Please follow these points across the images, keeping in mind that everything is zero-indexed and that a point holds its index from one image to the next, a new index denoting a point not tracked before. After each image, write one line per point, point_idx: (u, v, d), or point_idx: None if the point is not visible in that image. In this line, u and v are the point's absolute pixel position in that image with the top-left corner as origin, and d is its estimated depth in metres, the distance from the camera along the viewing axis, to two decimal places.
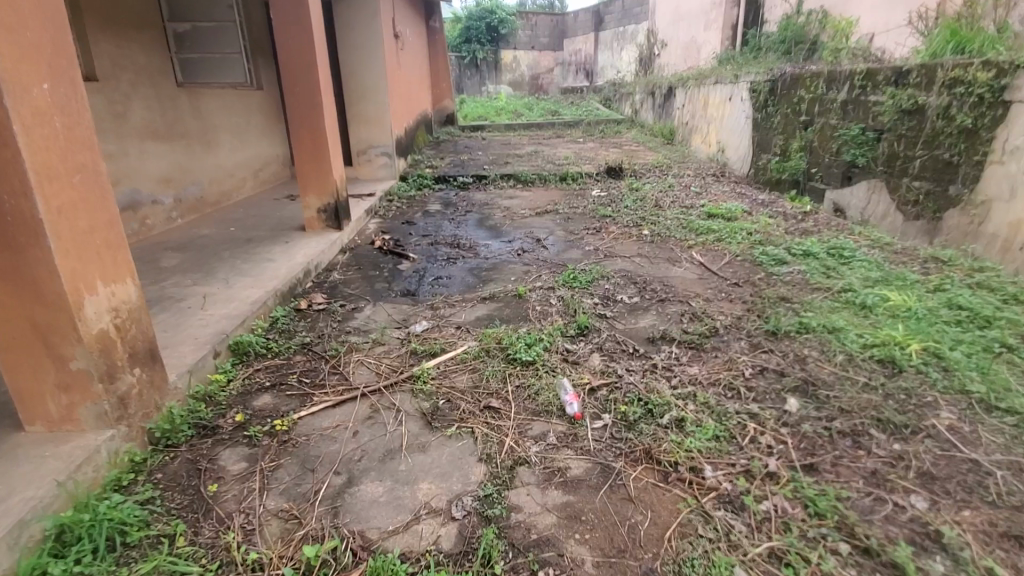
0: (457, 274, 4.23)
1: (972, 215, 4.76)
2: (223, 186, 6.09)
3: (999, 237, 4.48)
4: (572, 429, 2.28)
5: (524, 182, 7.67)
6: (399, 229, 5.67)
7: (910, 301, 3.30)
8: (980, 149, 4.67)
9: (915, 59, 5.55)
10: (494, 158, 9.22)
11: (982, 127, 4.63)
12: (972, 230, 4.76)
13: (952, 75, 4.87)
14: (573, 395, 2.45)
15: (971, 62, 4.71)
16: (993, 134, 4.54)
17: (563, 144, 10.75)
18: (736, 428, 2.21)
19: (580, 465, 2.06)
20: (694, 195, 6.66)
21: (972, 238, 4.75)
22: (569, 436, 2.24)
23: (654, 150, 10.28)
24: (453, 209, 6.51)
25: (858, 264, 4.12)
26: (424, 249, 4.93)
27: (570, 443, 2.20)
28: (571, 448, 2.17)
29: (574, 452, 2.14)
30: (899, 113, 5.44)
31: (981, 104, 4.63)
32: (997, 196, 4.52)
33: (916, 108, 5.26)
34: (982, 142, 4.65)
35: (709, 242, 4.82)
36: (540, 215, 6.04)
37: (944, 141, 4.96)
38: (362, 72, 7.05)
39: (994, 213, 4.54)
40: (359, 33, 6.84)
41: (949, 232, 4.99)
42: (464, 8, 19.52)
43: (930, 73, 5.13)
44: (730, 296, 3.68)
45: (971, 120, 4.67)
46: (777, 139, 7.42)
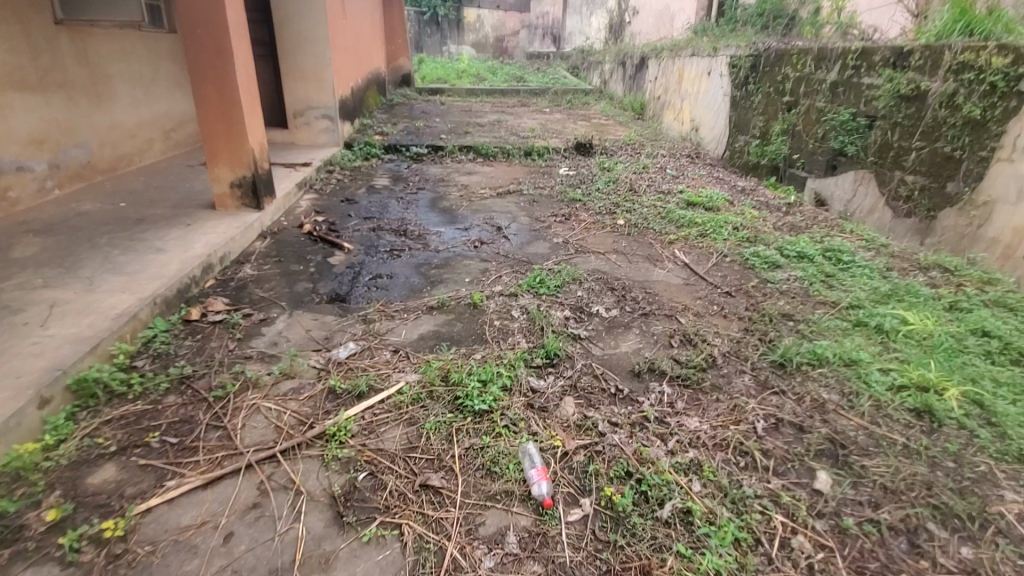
0: (400, 273, 3.49)
1: (971, 216, 4.33)
2: (122, 149, 5.04)
3: (1001, 242, 4.09)
4: (538, 525, 1.66)
5: (484, 156, 6.87)
6: (337, 209, 4.84)
7: (931, 326, 2.81)
8: (987, 144, 4.21)
9: (916, 38, 5.02)
10: (451, 126, 8.32)
11: (991, 120, 4.17)
12: (970, 233, 4.35)
13: (961, 58, 4.37)
14: (540, 470, 1.81)
15: (985, 45, 4.21)
16: (1003, 128, 4.08)
17: (527, 113, 9.91)
18: (758, 525, 1.65)
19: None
20: (670, 179, 6.05)
21: (969, 242, 4.35)
22: (535, 537, 1.62)
23: (624, 125, 9.60)
24: (403, 185, 5.68)
25: (859, 271, 3.63)
26: (364, 237, 4.15)
27: (536, 551, 1.58)
28: (538, 560, 1.55)
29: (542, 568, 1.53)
30: (895, 98, 4.96)
31: (992, 94, 4.17)
32: (1001, 196, 4.09)
33: (916, 94, 4.77)
34: (989, 137, 4.19)
35: (692, 237, 4.24)
36: (502, 196, 5.30)
37: (947, 132, 4.50)
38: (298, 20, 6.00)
39: (995, 217, 4.14)
40: None
41: (943, 234, 4.57)
42: None
43: (934, 56, 4.61)
44: (723, 311, 3.11)
45: (980, 111, 4.21)
46: (757, 120, 6.88)
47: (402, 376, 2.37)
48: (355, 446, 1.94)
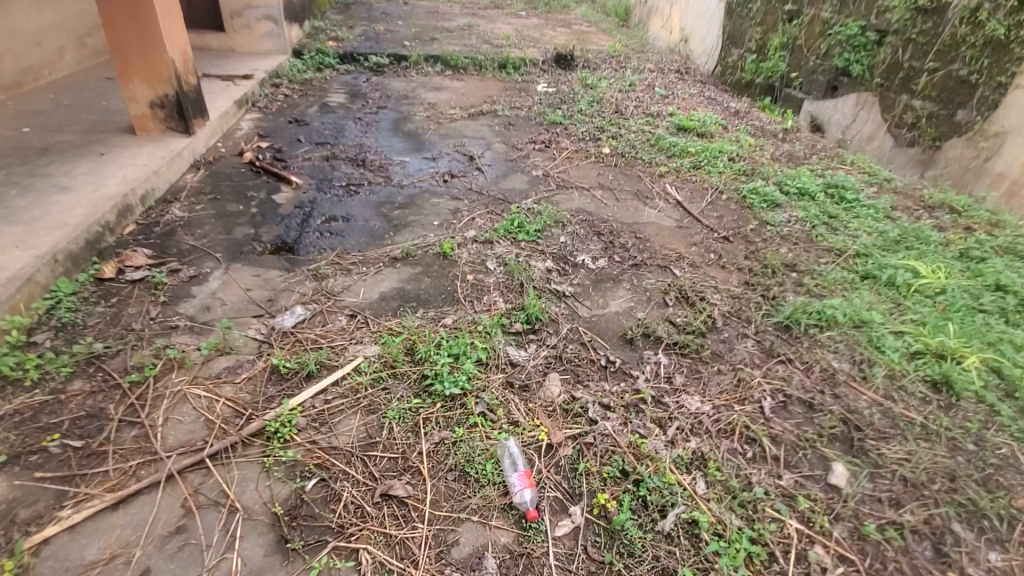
0: (358, 215, 3.05)
1: (979, 147, 3.97)
2: (28, 61, 4.21)
3: (1008, 178, 3.80)
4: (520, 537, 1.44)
5: (453, 68, 6.12)
6: (286, 133, 4.22)
7: (944, 280, 2.58)
8: (1007, 69, 3.80)
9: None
10: (416, 31, 7.37)
11: (1015, 40, 3.73)
12: (976, 166, 4.01)
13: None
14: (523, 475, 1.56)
15: None
16: None
17: (501, 17, 8.86)
18: (770, 536, 1.46)
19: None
20: (658, 98, 5.49)
21: (974, 176, 4.02)
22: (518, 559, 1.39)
23: (607, 32, 8.69)
24: (361, 103, 5.01)
25: (863, 212, 3.34)
26: (317, 168, 3.64)
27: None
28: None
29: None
30: (910, 11, 4.34)
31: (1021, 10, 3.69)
32: (1015, 127, 3.75)
33: (936, 7, 4.18)
34: (1011, 60, 3.78)
35: (685, 169, 3.83)
36: (474, 118, 4.72)
37: (962, 52, 4.02)
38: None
39: (1006, 148, 3.81)
40: None
41: (946, 165, 4.20)
42: None
43: None
44: (720, 260, 2.80)
45: (1005, 30, 3.75)
46: (753, 30, 5.98)
47: (361, 349, 2.03)
48: (304, 443, 1.64)
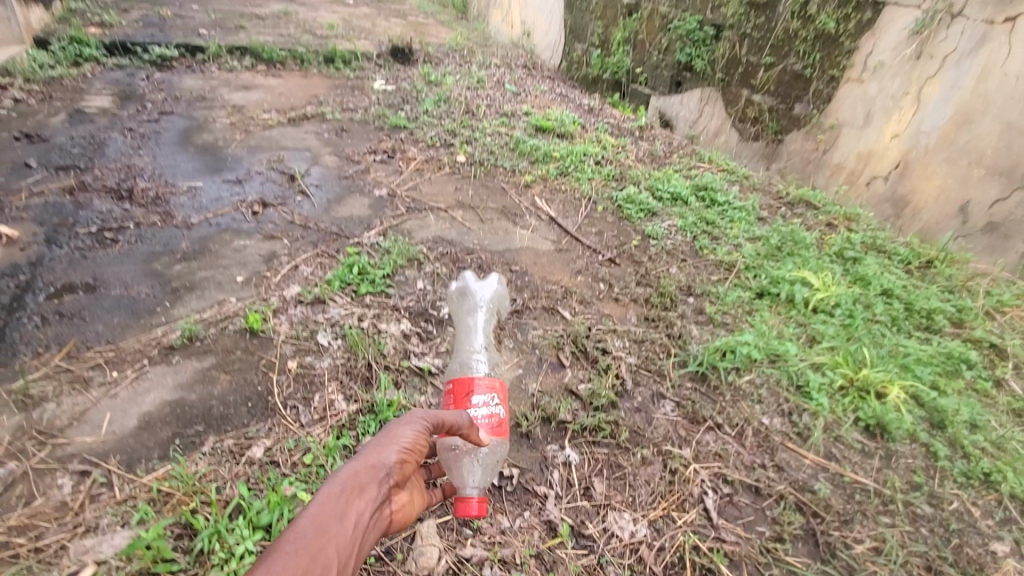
0: (114, 280, 2.07)
1: (818, 140, 3.76)
2: None
3: (846, 169, 3.62)
4: (407, 423, 1.09)
5: (267, 62, 5.01)
6: (6, 154, 2.94)
7: (835, 287, 2.39)
8: (839, 62, 3.57)
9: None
10: (216, 16, 5.93)
11: (844, 35, 3.51)
12: (816, 158, 3.79)
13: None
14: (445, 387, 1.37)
15: None
16: (856, 45, 3.48)
17: (325, 5, 7.56)
18: None
19: (301, 533, 0.86)
20: (510, 95, 4.86)
21: (813, 169, 3.81)
22: (398, 431, 1.07)
23: (445, 25, 7.63)
24: (136, 107, 3.74)
25: (736, 214, 3.09)
26: (50, 206, 2.50)
27: (384, 459, 1.02)
28: (368, 455, 1.01)
29: (360, 469, 0.99)
30: (744, 6, 4.00)
31: (848, 5, 3.46)
32: (848, 119, 3.59)
33: (767, 2, 3.85)
34: (842, 53, 3.55)
35: (551, 176, 3.35)
36: (295, 123, 3.82)
37: (796, 47, 3.75)
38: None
39: (843, 139, 3.62)
40: None
41: (789, 158, 3.95)
42: None
43: None
44: (612, 291, 2.36)
45: (834, 25, 3.50)
46: (592, 26, 5.58)
47: (94, 548, 1.24)
48: None
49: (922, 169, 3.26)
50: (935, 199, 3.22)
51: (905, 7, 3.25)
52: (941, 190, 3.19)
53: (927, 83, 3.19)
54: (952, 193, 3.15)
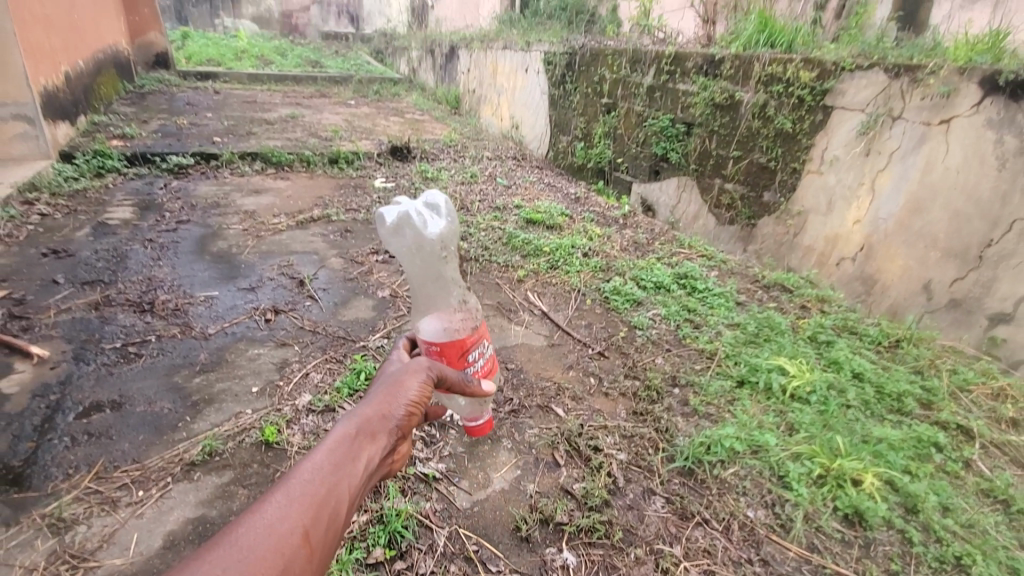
0: (139, 396, 2.23)
1: (788, 225, 3.97)
2: None
3: (816, 251, 3.80)
4: (413, 379, 1.30)
5: (276, 165, 5.41)
6: (35, 271, 3.17)
7: (810, 373, 2.55)
8: (799, 156, 3.84)
9: (719, 46, 4.66)
10: (229, 123, 6.44)
11: (801, 133, 3.80)
12: (788, 241, 4.00)
13: (769, 70, 3.91)
14: (428, 347, 1.40)
15: (792, 56, 3.79)
16: (813, 141, 3.74)
17: (329, 106, 8.19)
18: None
19: (323, 466, 1.10)
20: (502, 188, 5.24)
21: (787, 251, 4.01)
22: (405, 386, 1.28)
23: (440, 120, 8.25)
24: (155, 217, 4.04)
25: (715, 300, 3.31)
26: (78, 322, 2.70)
27: (393, 408, 1.25)
28: (380, 406, 1.24)
29: (371, 418, 1.22)
30: (709, 107, 4.41)
31: (801, 107, 3.77)
32: (813, 206, 3.79)
33: (729, 104, 4.25)
34: (801, 148, 3.83)
35: (543, 270, 3.60)
36: (302, 226, 4.12)
37: (760, 142, 4.06)
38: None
39: (810, 225, 3.83)
40: None
41: (763, 241, 4.17)
42: None
43: (744, 65, 4.11)
44: (602, 386, 2.53)
45: (790, 124, 3.81)
46: (575, 121, 6.07)
47: None
48: None
49: (885, 251, 3.39)
50: (900, 277, 3.31)
51: (851, 110, 3.52)
52: (904, 270, 3.29)
53: (878, 174, 3.41)
54: (914, 272, 3.23)
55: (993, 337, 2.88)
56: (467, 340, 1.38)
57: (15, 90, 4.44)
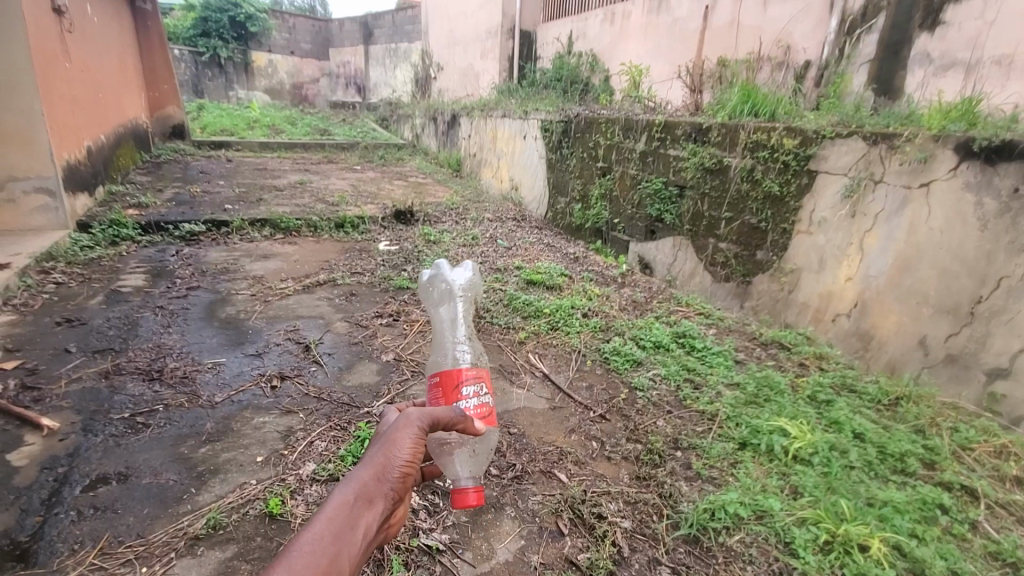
0: (145, 468, 2.25)
1: (781, 282, 4.07)
2: None
3: (811, 307, 3.86)
4: (412, 428, 1.32)
5: (284, 230, 5.60)
6: (48, 340, 3.24)
7: (811, 433, 2.57)
8: (788, 218, 3.98)
9: (706, 114, 4.93)
10: (240, 190, 6.71)
11: (788, 195, 3.96)
12: (783, 298, 4.07)
13: (755, 137, 4.12)
14: (430, 376, 1.45)
15: (775, 125, 4.00)
16: (800, 203, 3.89)
17: (335, 172, 8.54)
18: None
19: (322, 536, 1.13)
20: (502, 250, 5.40)
21: (782, 308, 4.07)
22: (406, 434, 1.31)
23: (442, 183, 8.57)
24: (166, 284, 4.16)
25: (714, 359, 3.36)
26: (88, 392, 2.75)
27: (387, 469, 1.27)
28: (384, 455, 1.27)
29: (377, 467, 1.26)
30: (700, 172, 4.62)
31: (786, 172, 3.95)
32: (805, 264, 3.89)
33: (719, 168, 4.45)
34: (789, 210, 3.97)
35: (543, 332, 3.68)
36: (309, 290, 4.23)
37: (750, 204, 4.23)
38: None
39: (803, 282, 3.90)
40: None
41: (759, 298, 4.26)
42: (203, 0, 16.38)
43: (730, 133, 4.33)
44: (604, 449, 2.54)
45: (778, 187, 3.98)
46: (572, 183, 6.31)
47: None
48: None
49: (878, 307, 3.41)
50: (896, 333, 3.31)
51: (834, 174, 3.66)
52: (898, 326, 3.29)
53: (865, 235, 3.48)
54: (908, 328, 3.23)
55: (992, 392, 2.85)
56: (461, 371, 1.39)
57: (39, 165, 4.65)
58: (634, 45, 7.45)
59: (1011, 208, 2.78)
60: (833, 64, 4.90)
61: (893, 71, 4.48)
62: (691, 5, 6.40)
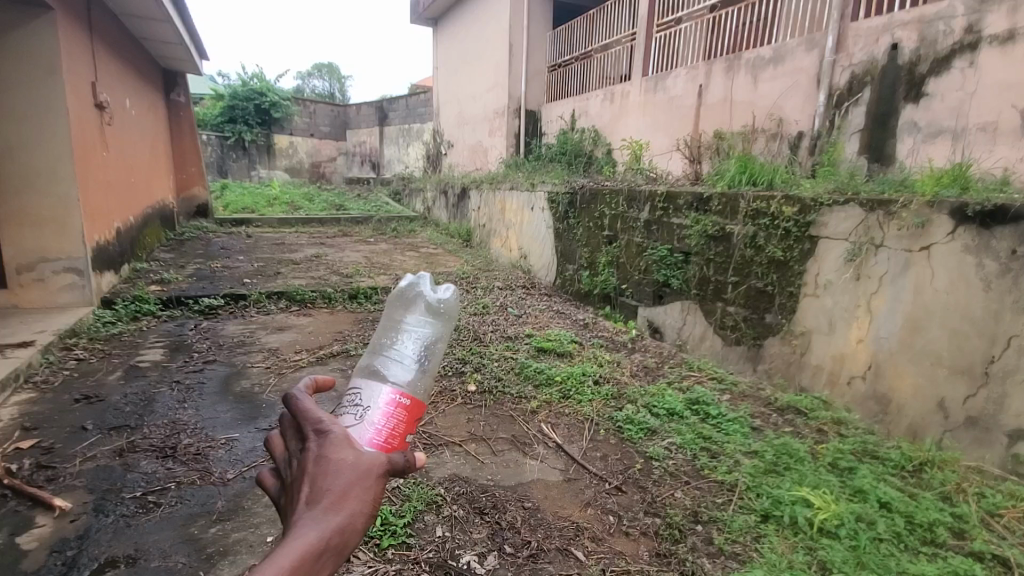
0: (154, 550, 2.22)
1: (793, 345, 4.06)
2: None
3: (825, 371, 3.82)
4: (377, 477, 1.06)
5: (299, 302, 5.74)
6: (66, 417, 3.29)
7: (834, 502, 2.49)
8: (793, 282, 4.04)
9: (706, 184, 5.12)
10: (258, 265, 6.94)
11: (792, 260, 4.04)
12: (796, 361, 4.05)
13: (755, 205, 4.26)
14: (389, 398, 1.23)
15: (773, 194, 4.15)
16: (804, 267, 3.96)
17: (351, 244, 8.83)
18: None
19: None
20: (513, 318, 5.46)
21: (796, 371, 4.04)
22: (368, 482, 1.04)
23: (454, 253, 8.81)
24: (183, 358, 4.24)
25: (730, 426, 3.31)
26: (102, 470, 2.76)
27: (359, 509, 1.01)
28: (343, 515, 0.98)
29: (334, 533, 0.96)
30: (704, 238, 4.74)
31: (788, 237, 4.05)
32: (815, 327, 3.90)
33: (722, 235, 4.57)
34: (794, 274, 4.03)
35: (555, 401, 3.67)
36: (322, 361, 4.28)
37: (754, 269, 4.30)
38: (36, 130, 4.63)
39: (815, 345, 3.89)
40: (23, 114, 4.57)
41: (771, 361, 4.23)
42: (232, 90, 17.66)
43: (730, 202, 4.49)
44: (622, 524, 2.47)
45: (781, 252, 4.07)
46: (580, 251, 6.47)
47: None
48: None
49: (893, 369, 3.36)
50: (913, 395, 3.25)
51: (835, 239, 3.74)
52: (915, 388, 3.23)
53: (873, 297, 3.51)
54: (925, 390, 3.17)
55: (1016, 455, 2.76)
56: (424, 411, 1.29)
57: (71, 246, 4.89)
58: (634, 121, 7.88)
59: (1013, 268, 2.80)
60: (825, 134, 5.12)
61: (883, 138, 4.67)
62: (686, 84, 6.80)
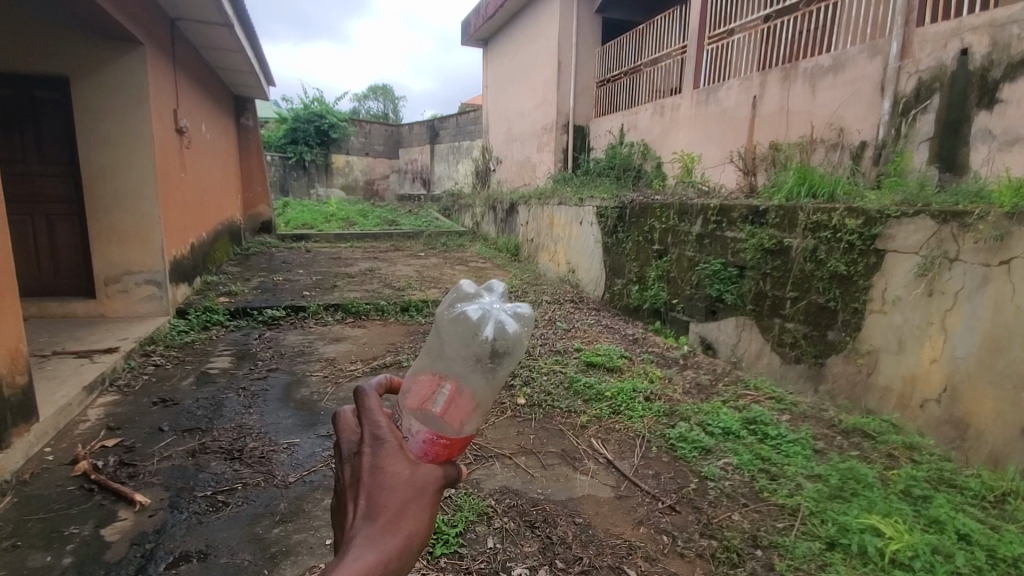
0: (223, 547, 2.34)
1: (858, 364, 3.86)
2: None
3: (894, 391, 3.60)
4: (431, 492, 1.06)
5: (354, 314, 5.95)
6: (146, 418, 3.54)
7: (908, 532, 2.33)
8: (858, 296, 3.85)
9: (762, 197, 4.99)
10: (317, 278, 7.25)
11: (856, 274, 3.86)
12: (861, 381, 3.84)
13: (815, 218, 4.11)
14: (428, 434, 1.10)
15: (835, 206, 4.00)
16: (869, 282, 3.78)
17: (403, 259, 9.07)
18: None
19: None
20: (562, 332, 5.46)
21: (861, 391, 3.84)
22: (422, 499, 1.05)
23: (503, 267, 8.89)
24: (248, 366, 4.47)
25: (791, 447, 3.17)
26: (178, 469, 2.94)
27: (412, 530, 1.01)
28: (398, 534, 0.99)
29: (392, 553, 0.97)
30: (759, 252, 4.60)
31: (852, 251, 3.88)
32: (883, 345, 3.69)
33: (779, 249, 4.44)
34: (859, 289, 3.85)
35: (606, 416, 3.63)
36: (375, 372, 4.41)
37: (816, 284, 4.13)
38: (124, 154, 5.05)
39: (883, 364, 3.68)
40: (112, 139, 5.00)
41: (834, 380, 4.03)
42: (294, 113, 18.66)
43: (788, 214, 4.36)
44: (676, 545, 2.41)
45: (844, 267, 3.90)
46: (629, 265, 6.40)
47: None
48: None
49: (970, 392, 3.14)
50: (994, 421, 3.01)
51: (904, 253, 3.56)
52: (996, 414, 2.99)
53: (947, 314, 3.29)
54: (1007, 416, 2.93)
55: None
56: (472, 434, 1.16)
57: (151, 260, 5.28)
58: (684, 134, 7.78)
59: None
60: (890, 143, 4.90)
61: (954, 147, 4.42)
62: (739, 96, 6.67)
